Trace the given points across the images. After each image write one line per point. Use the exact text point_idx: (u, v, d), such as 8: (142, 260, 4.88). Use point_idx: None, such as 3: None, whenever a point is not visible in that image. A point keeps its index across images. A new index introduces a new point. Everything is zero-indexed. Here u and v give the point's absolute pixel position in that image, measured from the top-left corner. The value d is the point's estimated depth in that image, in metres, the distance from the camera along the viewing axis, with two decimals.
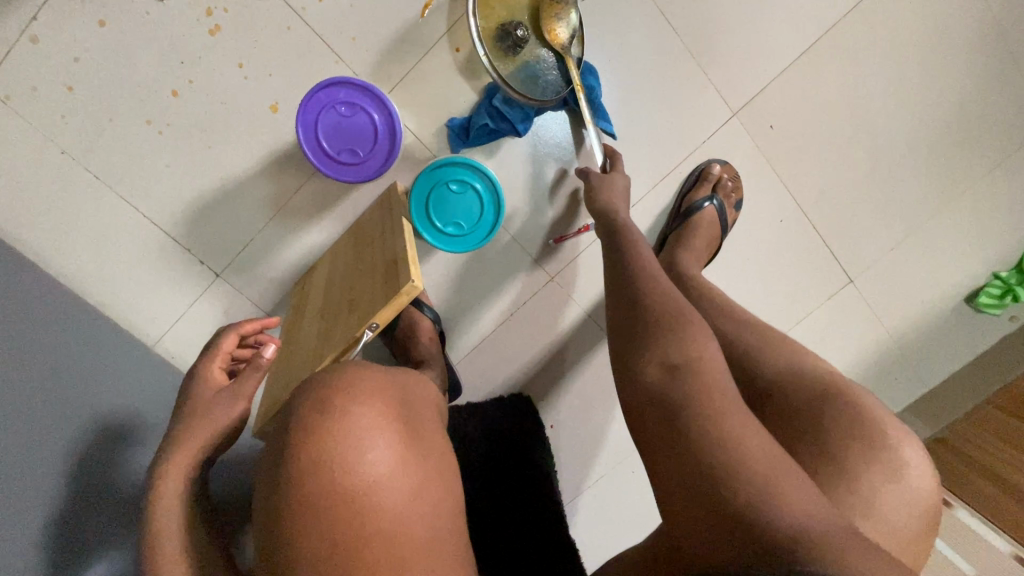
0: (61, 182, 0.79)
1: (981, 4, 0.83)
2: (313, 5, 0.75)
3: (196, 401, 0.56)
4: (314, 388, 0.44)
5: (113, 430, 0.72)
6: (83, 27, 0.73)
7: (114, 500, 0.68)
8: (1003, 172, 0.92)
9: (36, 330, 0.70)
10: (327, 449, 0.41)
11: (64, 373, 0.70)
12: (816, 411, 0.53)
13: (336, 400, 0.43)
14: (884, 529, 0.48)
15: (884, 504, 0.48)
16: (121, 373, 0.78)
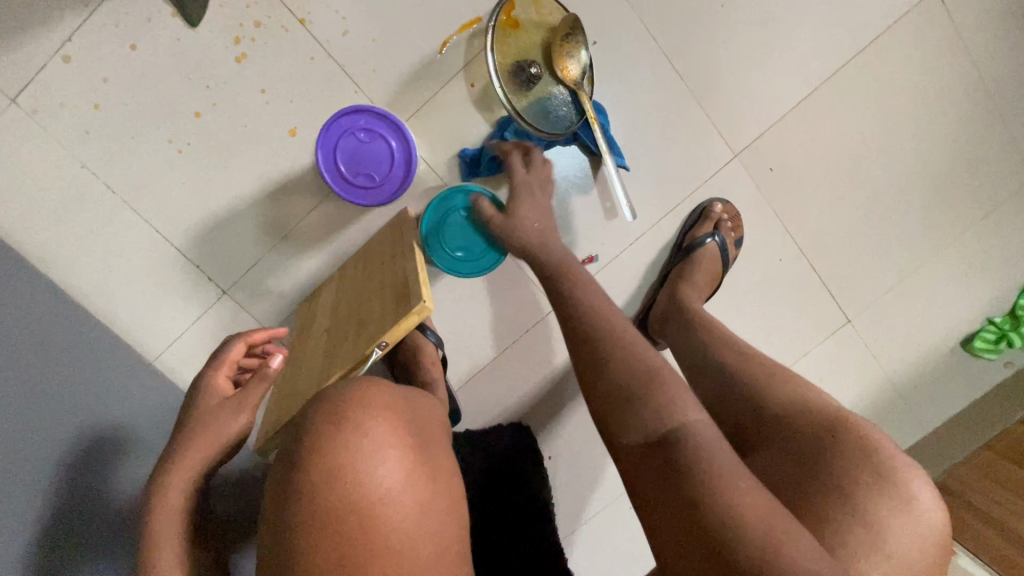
0: (78, 194, 0.81)
1: (968, 64, 0.88)
2: (337, 38, 0.79)
3: (203, 409, 0.57)
4: (325, 398, 0.44)
5: (110, 442, 0.71)
6: (114, 48, 0.76)
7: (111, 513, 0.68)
8: (993, 220, 0.96)
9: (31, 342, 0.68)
10: (339, 458, 0.40)
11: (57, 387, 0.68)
12: (823, 444, 0.53)
13: (348, 409, 0.43)
14: (896, 566, 0.47)
15: (894, 538, 0.48)
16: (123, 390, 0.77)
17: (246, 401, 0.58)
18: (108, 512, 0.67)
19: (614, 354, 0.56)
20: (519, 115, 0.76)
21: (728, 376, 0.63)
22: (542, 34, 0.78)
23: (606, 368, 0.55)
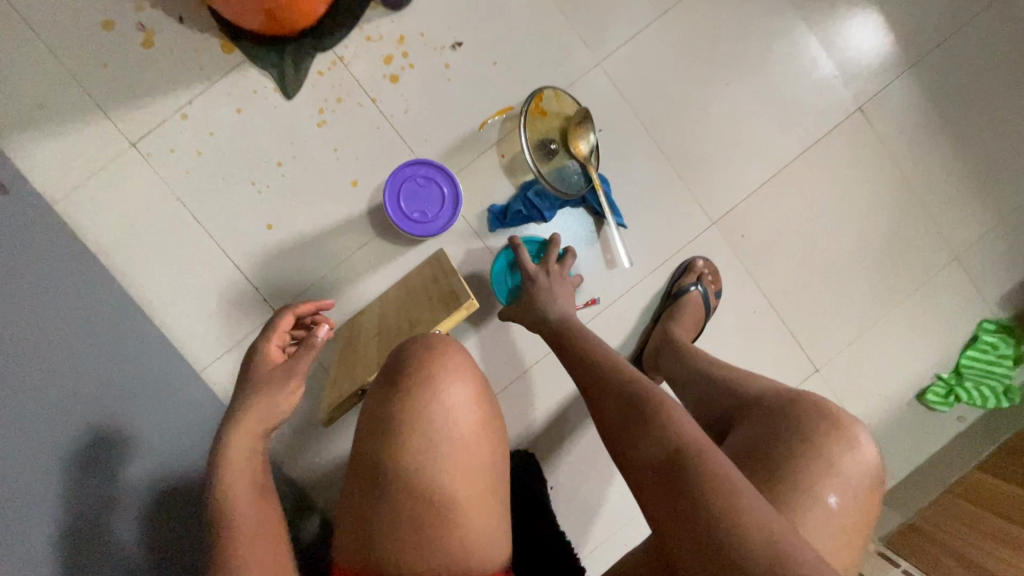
0: (168, 221, 0.97)
1: (891, 165, 1.12)
2: (399, 114, 1.00)
3: (259, 375, 0.67)
4: (419, 342, 0.63)
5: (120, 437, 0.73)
6: (222, 110, 0.96)
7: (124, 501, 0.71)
8: (930, 289, 1.14)
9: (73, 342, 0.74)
10: (431, 381, 0.59)
11: (82, 382, 0.71)
12: (789, 404, 0.65)
13: (441, 351, 0.62)
14: (841, 486, 0.59)
15: (842, 466, 0.59)
16: (163, 408, 0.84)
17: (296, 366, 0.67)
18: (121, 499, 0.70)
19: (639, 405, 0.59)
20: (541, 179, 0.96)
21: (711, 380, 0.76)
22: (561, 121, 1.00)
23: (628, 423, 0.58)
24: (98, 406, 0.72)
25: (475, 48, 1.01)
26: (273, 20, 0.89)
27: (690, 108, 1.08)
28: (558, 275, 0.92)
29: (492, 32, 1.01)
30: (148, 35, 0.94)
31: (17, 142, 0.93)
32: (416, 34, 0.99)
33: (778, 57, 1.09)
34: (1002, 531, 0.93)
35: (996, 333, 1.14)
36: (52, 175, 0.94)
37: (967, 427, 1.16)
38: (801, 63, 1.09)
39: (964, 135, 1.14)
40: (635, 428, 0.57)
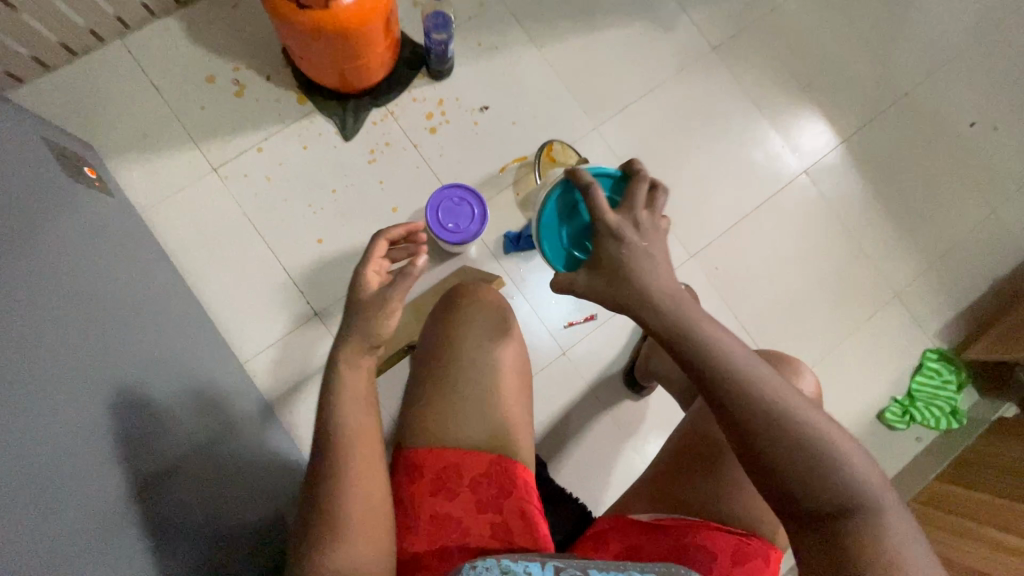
0: (232, 233, 1.15)
1: (834, 218, 1.37)
2: (435, 157, 1.23)
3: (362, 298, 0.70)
4: (469, 298, 0.77)
5: (143, 402, 0.79)
6: (290, 146, 1.18)
7: (169, 457, 0.79)
8: (878, 321, 1.33)
9: (118, 314, 0.84)
10: (484, 324, 0.74)
11: (100, 352, 0.76)
12: None
13: (484, 300, 0.77)
14: None
15: None
16: (186, 413, 0.87)
17: (394, 289, 0.69)
18: (166, 455, 0.79)
19: (755, 387, 0.59)
20: None
21: None
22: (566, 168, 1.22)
23: (748, 420, 0.59)
24: (120, 375, 0.77)
25: (499, 110, 1.26)
26: (345, 81, 1.14)
27: (670, 164, 1.32)
28: (650, 223, 0.66)
29: (512, 100, 1.27)
30: (240, 87, 1.18)
31: (120, 162, 1.13)
32: (452, 98, 1.24)
33: (739, 129, 1.36)
34: (961, 527, 1.04)
35: (939, 361, 1.32)
36: (143, 190, 1.13)
37: (926, 447, 1.29)
38: (757, 135, 1.37)
39: (891, 197, 1.39)
40: (755, 424, 0.59)
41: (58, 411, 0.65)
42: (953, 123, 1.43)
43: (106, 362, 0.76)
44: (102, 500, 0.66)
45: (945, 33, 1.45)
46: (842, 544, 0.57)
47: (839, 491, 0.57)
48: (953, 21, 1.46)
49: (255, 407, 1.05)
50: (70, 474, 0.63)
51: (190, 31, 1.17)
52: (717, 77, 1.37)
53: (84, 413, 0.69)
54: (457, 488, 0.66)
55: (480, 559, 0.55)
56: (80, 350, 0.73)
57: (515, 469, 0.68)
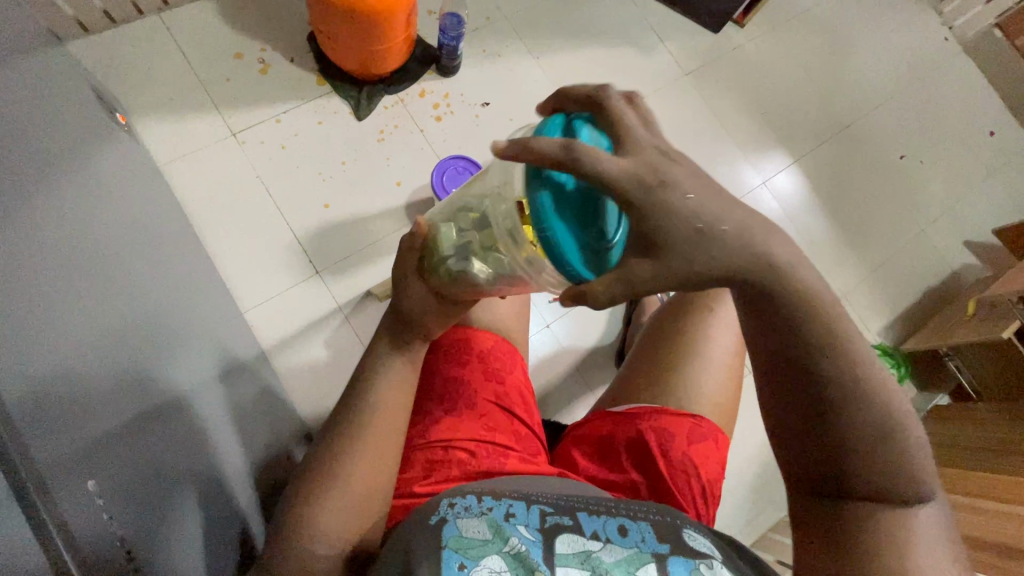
0: (244, 191, 1.22)
1: (789, 225, 1.54)
2: (439, 142, 1.35)
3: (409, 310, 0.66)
4: None
5: (141, 328, 0.72)
6: (307, 120, 1.29)
7: (167, 392, 0.72)
8: None
9: (142, 232, 0.88)
10: None
11: (103, 261, 0.71)
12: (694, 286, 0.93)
13: None
14: (729, 328, 0.86)
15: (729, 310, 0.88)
16: (184, 357, 0.81)
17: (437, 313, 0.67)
18: (166, 390, 0.72)
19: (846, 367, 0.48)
20: None
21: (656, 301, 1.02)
22: None
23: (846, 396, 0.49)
24: (115, 292, 0.71)
25: (499, 107, 1.41)
26: (364, 66, 1.27)
27: None
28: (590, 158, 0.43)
29: (510, 100, 1.42)
30: (265, 66, 1.29)
31: (145, 120, 1.20)
32: (458, 93, 1.39)
33: (708, 144, 1.55)
34: None
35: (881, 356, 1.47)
36: (164, 146, 1.20)
37: None
38: (723, 150, 1.56)
39: (838, 212, 1.59)
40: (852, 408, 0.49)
41: (55, 318, 0.57)
42: (885, 156, 1.67)
43: (100, 286, 0.68)
44: (109, 423, 0.59)
45: (876, 83, 1.72)
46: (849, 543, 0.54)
47: (893, 488, 0.52)
48: (882, 74, 1.73)
49: (254, 350, 1.09)
50: (84, 396, 0.57)
51: (226, 14, 1.30)
52: (690, 98, 1.57)
53: (84, 324, 0.62)
54: (467, 361, 0.70)
55: (458, 497, 0.52)
56: (81, 258, 0.66)
57: (516, 360, 0.75)
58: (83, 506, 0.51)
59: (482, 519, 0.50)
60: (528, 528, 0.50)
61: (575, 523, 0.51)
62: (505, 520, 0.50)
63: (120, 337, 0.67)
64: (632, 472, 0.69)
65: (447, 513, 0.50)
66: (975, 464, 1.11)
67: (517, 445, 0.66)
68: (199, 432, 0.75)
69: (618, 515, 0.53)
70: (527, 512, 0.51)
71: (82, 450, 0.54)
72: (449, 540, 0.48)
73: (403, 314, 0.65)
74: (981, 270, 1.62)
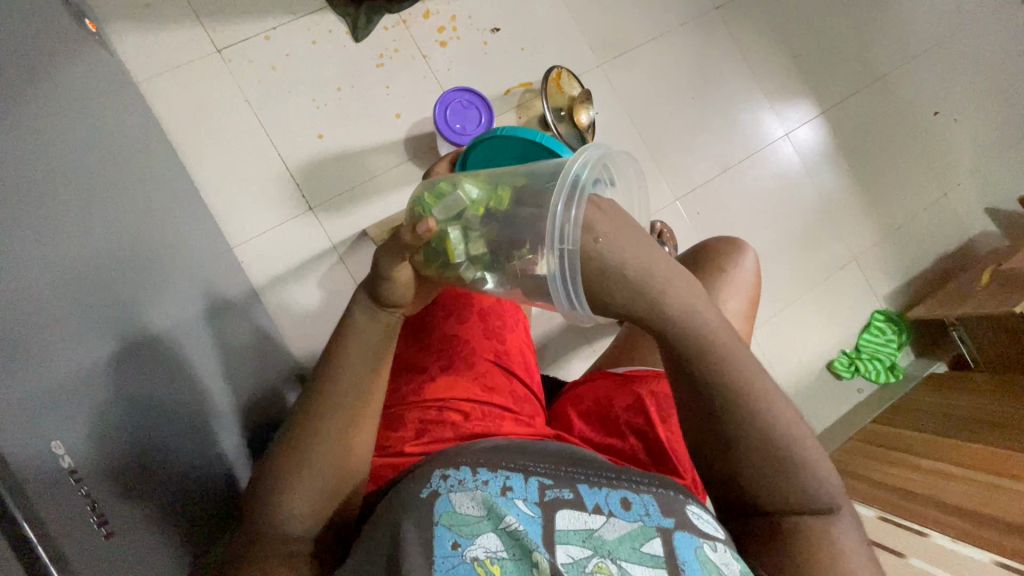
0: (231, 116, 1.13)
1: (808, 181, 1.47)
2: (443, 71, 1.24)
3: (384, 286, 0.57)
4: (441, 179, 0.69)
5: (115, 264, 0.68)
6: (300, 38, 1.17)
7: (146, 333, 0.68)
8: (834, 281, 1.45)
9: (119, 157, 0.81)
10: None
11: (73, 191, 0.65)
12: (704, 244, 0.87)
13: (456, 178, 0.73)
14: (741, 290, 0.82)
15: (741, 272, 0.83)
16: (165, 296, 0.76)
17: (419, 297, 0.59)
18: (146, 330, 0.69)
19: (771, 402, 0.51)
20: (566, 137, 1.20)
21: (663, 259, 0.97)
22: (566, 101, 1.23)
23: (773, 417, 0.52)
24: (89, 225, 0.65)
25: (509, 34, 1.29)
26: None
27: (667, 111, 1.38)
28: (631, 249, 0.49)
29: (521, 25, 1.30)
30: None
31: (120, 30, 1.09)
32: (465, 16, 1.26)
33: (732, 88, 1.44)
34: (896, 456, 1.16)
35: (884, 321, 1.45)
36: (141, 60, 1.09)
37: (866, 397, 1.42)
38: (746, 96, 1.45)
39: (860, 171, 1.51)
40: (717, 416, 0.52)
41: (16, 253, 0.53)
42: (917, 111, 1.56)
43: (67, 224, 0.62)
44: (77, 367, 0.56)
45: (918, 28, 1.58)
46: (775, 546, 0.56)
47: (817, 504, 0.54)
48: (926, 19, 1.59)
49: (245, 288, 1.05)
50: (47, 339, 0.53)
51: None
52: (717, 35, 1.44)
53: (49, 259, 0.57)
54: (466, 318, 0.66)
55: (452, 469, 0.50)
56: (45, 191, 0.60)
57: (517, 319, 0.71)
58: (41, 441, 0.50)
59: (476, 495, 0.48)
60: (526, 503, 0.48)
61: (576, 497, 0.50)
62: (501, 496, 0.48)
63: (91, 274, 0.62)
64: (632, 439, 0.66)
65: (439, 486, 0.48)
66: (964, 433, 1.12)
67: (515, 406, 0.64)
68: (182, 374, 0.73)
69: (620, 487, 0.52)
70: (524, 485, 0.50)
71: (44, 401, 0.51)
72: (442, 516, 0.46)
73: (380, 299, 0.57)
74: (999, 238, 1.57)
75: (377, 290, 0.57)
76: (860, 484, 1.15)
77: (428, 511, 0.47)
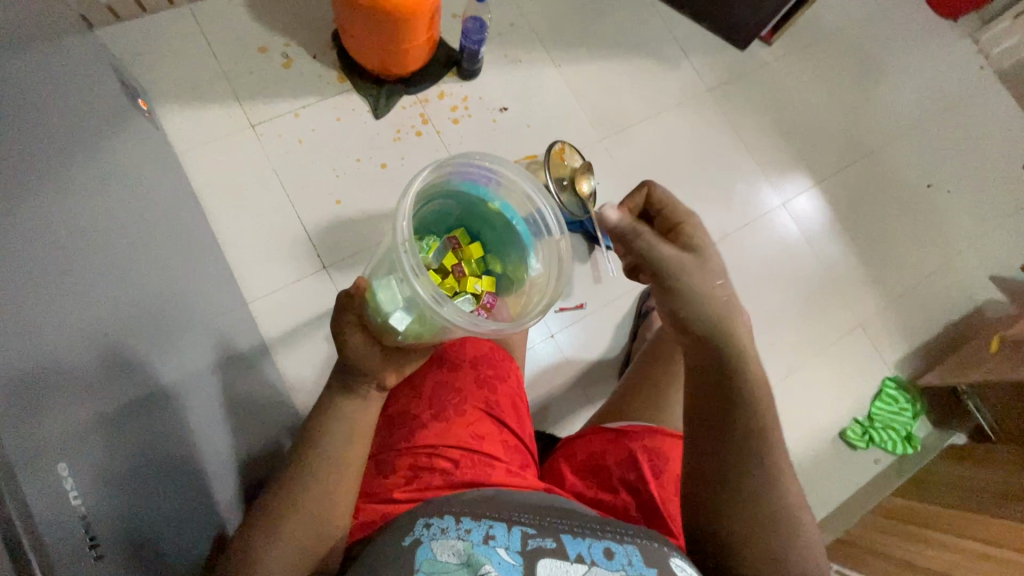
0: (257, 182, 1.23)
1: (808, 249, 1.50)
2: (455, 145, 1.35)
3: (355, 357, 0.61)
4: None
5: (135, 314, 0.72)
6: (325, 115, 1.30)
7: (145, 381, 0.69)
8: (841, 346, 1.44)
9: (150, 217, 0.89)
10: None
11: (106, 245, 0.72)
12: None
13: None
14: None
15: None
16: (177, 345, 0.80)
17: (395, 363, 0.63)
18: (145, 381, 0.69)
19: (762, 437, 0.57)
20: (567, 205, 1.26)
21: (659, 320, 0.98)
22: (568, 171, 1.30)
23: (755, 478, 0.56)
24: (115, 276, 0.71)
25: (517, 114, 1.41)
26: (385, 67, 1.27)
27: (666, 180, 1.46)
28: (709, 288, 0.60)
29: (529, 105, 1.42)
30: (287, 61, 1.30)
31: (166, 108, 1.22)
32: (476, 97, 1.39)
33: (730, 162, 1.52)
34: (916, 532, 1.10)
35: (896, 389, 1.42)
36: (182, 133, 1.22)
37: (884, 469, 1.36)
38: (742, 169, 1.53)
39: (859, 238, 1.55)
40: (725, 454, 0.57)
41: (27, 313, 0.56)
42: (912, 183, 1.62)
43: (79, 290, 0.64)
44: (71, 417, 0.57)
45: (906, 108, 1.68)
46: None
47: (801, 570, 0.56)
48: (913, 100, 1.69)
49: (256, 341, 1.09)
50: (42, 393, 0.55)
51: (251, 5, 1.31)
52: (712, 115, 1.54)
53: (58, 314, 0.60)
54: (460, 365, 0.68)
55: (435, 517, 0.51)
56: (77, 244, 0.66)
57: (511, 369, 0.72)
58: (48, 489, 0.51)
59: (458, 545, 0.48)
60: (508, 551, 0.48)
61: (558, 545, 0.49)
62: (481, 545, 0.48)
63: (99, 330, 0.65)
64: (622, 494, 0.65)
65: (422, 535, 0.49)
66: (985, 508, 1.06)
67: (504, 455, 0.64)
68: (181, 425, 0.73)
69: (604, 537, 0.51)
70: (507, 534, 0.50)
71: (47, 451, 0.53)
72: (423, 564, 0.46)
73: (352, 371, 0.61)
74: (1008, 307, 1.56)
75: (349, 362, 0.61)
76: (877, 562, 1.08)
77: (409, 558, 0.47)
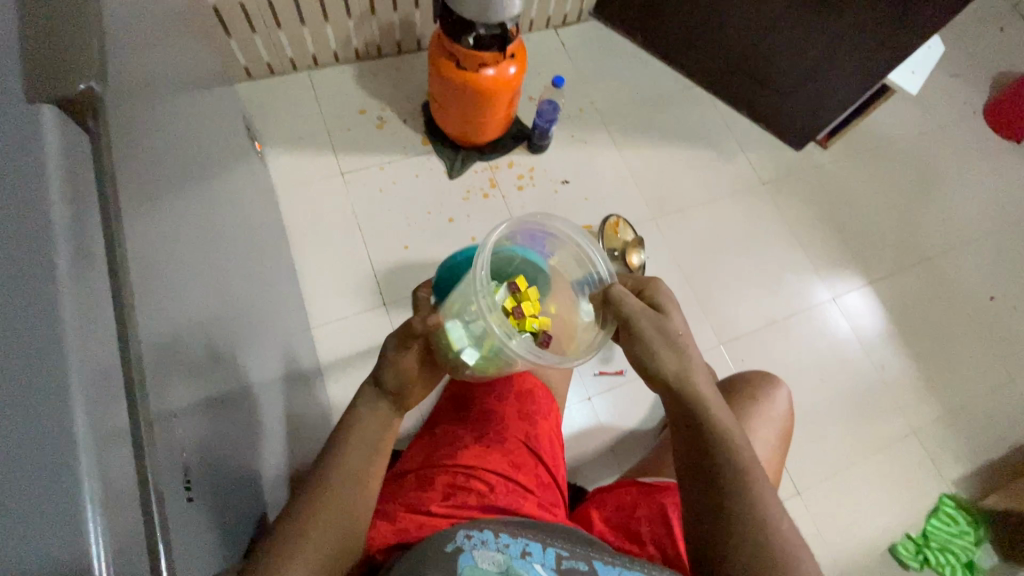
0: (339, 222, 1.37)
1: (860, 347, 1.48)
2: (518, 209, 1.46)
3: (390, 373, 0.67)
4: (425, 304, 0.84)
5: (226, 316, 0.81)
6: (406, 172, 1.45)
7: (218, 382, 0.66)
8: (894, 453, 1.37)
9: (250, 238, 1.01)
10: None
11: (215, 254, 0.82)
12: (736, 377, 0.90)
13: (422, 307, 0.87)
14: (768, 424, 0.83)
15: (771, 409, 0.85)
16: (253, 349, 0.88)
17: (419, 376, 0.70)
18: (219, 380, 0.67)
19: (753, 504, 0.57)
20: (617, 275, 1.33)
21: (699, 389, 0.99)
22: (620, 245, 1.38)
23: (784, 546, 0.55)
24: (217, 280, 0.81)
25: (578, 186, 1.52)
26: (465, 135, 1.43)
27: (715, 263, 1.51)
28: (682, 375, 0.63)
29: (590, 180, 1.53)
30: (381, 122, 1.49)
31: (275, 152, 1.41)
32: (542, 169, 1.52)
33: (781, 252, 1.56)
34: None
35: (955, 508, 1.32)
36: (283, 174, 1.39)
37: None
38: (793, 260, 1.56)
39: (916, 343, 1.51)
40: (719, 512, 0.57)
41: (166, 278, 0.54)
42: (974, 294, 1.59)
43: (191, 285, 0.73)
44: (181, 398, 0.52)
45: (967, 220, 1.68)
46: None
47: None
48: (974, 212, 1.69)
49: (314, 363, 1.18)
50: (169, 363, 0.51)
51: (359, 75, 1.52)
52: (766, 207, 1.60)
53: (180, 287, 0.58)
54: (506, 397, 0.73)
55: (475, 530, 0.52)
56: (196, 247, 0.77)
57: (551, 409, 0.76)
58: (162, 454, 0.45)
59: (498, 556, 0.51)
60: (543, 567, 0.51)
61: (590, 568, 0.52)
62: (519, 559, 0.51)
63: (199, 318, 0.63)
64: (650, 547, 0.65)
65: (464, 544, 0.51)
66: None
67: (537, 490, 0.67)
68: (236, 428, 0.71)
69: (633, 568, 0.53)
70: (543, 552, 0.53)
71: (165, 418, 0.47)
72: (465, 569, 0.49)
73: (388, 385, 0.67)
74: None
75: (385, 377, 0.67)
76: None
77: (450, 562, 0.49)
